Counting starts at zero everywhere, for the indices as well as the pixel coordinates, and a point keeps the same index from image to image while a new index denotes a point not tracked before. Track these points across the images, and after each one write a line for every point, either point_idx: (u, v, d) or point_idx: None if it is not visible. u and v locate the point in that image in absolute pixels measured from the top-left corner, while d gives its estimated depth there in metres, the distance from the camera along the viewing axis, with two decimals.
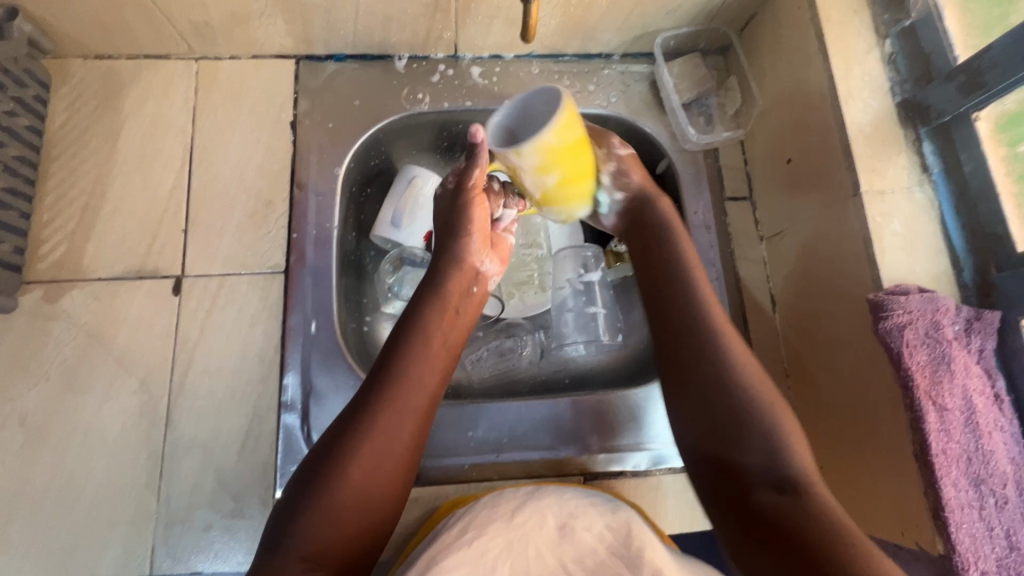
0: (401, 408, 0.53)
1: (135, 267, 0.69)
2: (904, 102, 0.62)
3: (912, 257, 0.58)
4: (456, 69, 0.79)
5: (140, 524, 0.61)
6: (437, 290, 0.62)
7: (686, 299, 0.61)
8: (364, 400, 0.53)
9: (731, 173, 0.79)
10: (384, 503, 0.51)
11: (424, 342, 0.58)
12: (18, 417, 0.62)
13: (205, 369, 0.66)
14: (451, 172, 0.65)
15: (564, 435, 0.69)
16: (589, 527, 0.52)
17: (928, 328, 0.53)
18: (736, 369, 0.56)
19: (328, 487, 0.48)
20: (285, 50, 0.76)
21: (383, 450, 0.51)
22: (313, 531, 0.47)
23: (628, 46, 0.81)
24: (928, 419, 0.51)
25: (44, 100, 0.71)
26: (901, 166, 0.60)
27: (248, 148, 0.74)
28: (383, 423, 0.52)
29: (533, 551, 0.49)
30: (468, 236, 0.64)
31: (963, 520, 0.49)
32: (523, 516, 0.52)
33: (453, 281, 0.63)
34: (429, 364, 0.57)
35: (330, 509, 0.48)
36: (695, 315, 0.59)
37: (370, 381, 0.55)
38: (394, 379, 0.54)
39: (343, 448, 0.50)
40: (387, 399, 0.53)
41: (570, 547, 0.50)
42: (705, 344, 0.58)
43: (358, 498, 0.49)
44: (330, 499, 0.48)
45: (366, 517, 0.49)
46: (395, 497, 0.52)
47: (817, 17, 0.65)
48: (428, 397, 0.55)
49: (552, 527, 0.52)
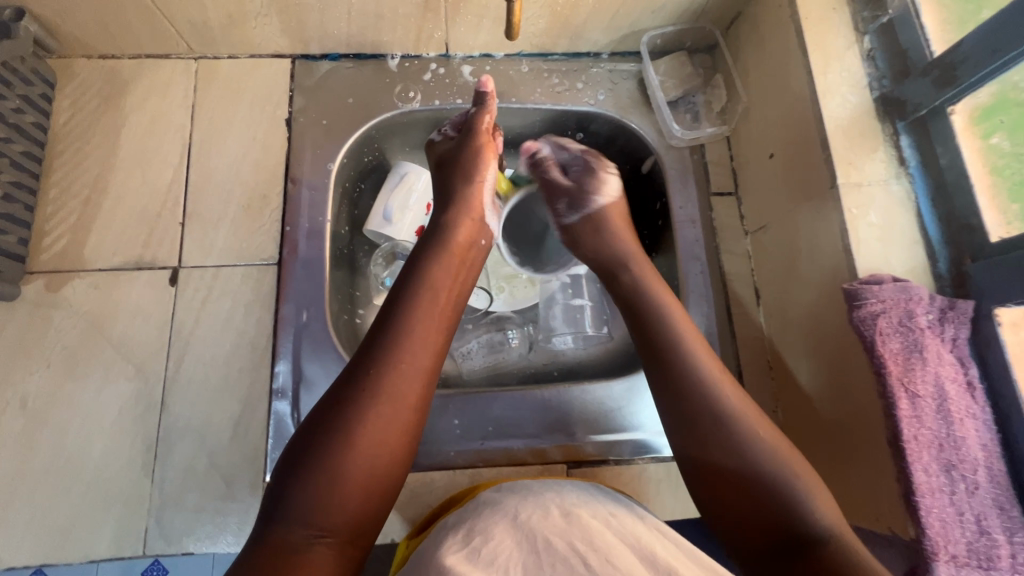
0: (404, 370, 0.53)
1: (134, 258, 0.71)
2: (882, 97, 0.63)
3: (887, 248, 0.59)
4: (447, 68, 0.81)
5: (134, 506, 0.63)
6: (439, 246, 0.63)
7: (657, 315, 0.60)
8: (365, 365, 0.53)
9: (717, 168, 0.81)
10: (389, 467, 0.51)
11: (427, 301, 0.58)
12: (20, 401, 0.65)
13: (199, 357, 0.68)
14: (447, 125, 0.76)
15: (549, 425, 0.70)
16: (595, 515, 0.51)
17: (901, 317, 0.54)
18: (721, 391, 0.54)
19: (332, 453, 0.49)
20: (282, 49, 0.78)
21: (387, 414, 0.51)
22: (318, 497, 0.48)
23: (616, 45, 0.82)
24: (899, 405, 0.52)
25: (49, 98, 0.74)
26: (878, 159, 0.61)
27: (245, 144, 0.76)
28: (389, 386, 0.52)
29: (542, 543, 0.48)
30: (476, 182, 0.69)
31: (933, 504, 0.50)
32: (527, 513, 0.51)
33: (458, 236, 0.65)
34: (430, 323, 0.57)
35: (335, 473, 0.48)
36: (672, 335, 0.58)
37: (370, 345, 0.55)
38: (396, 342, 0.54)
39: (345, 413, 0.50)
40: (390, 362, 0.53)
41: (579, 532, 0.49)
42: (684, 366, 0.56)
43: (364, 463, 0.49)
44: (335, 464, 0.48)
45: (372, 482, 0.50)
46: (400, 463, 0.52)
47: (797, 14, 0.66)
48: (429, 357, 0.56)
49: (558, 516, 0.50)
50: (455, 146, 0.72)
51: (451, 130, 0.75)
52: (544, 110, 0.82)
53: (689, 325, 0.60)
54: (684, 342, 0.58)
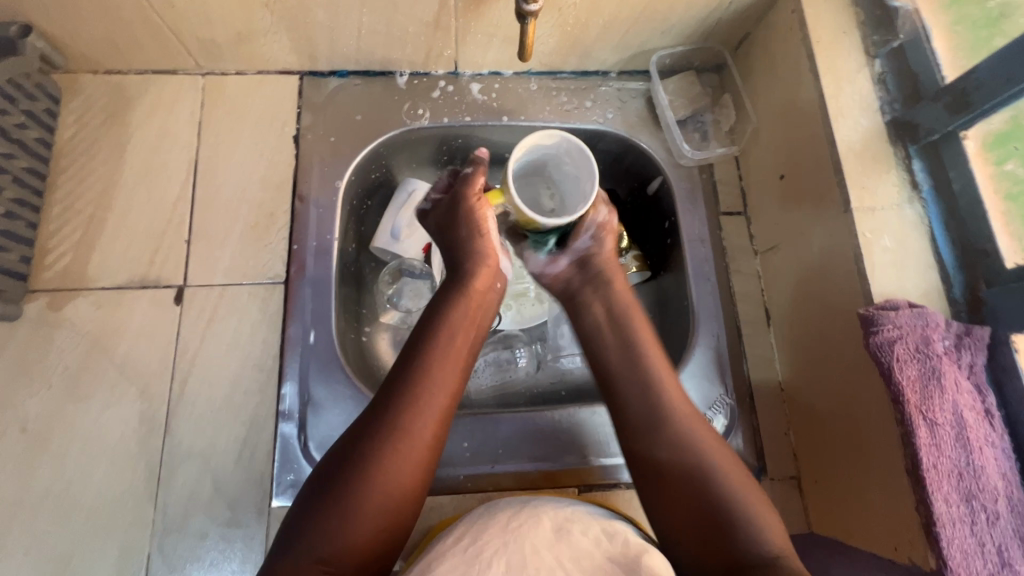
0: (426, 408, 0.53)
1: (139, 276, 0.70)
2: (893, 120, 0.63)
3: (901, 273, 0.58)
4: (456, 86, 0.81)
5: (136, 532, 0.62)
6: (461, 285, 0.62)
7: (657, 408, 0.57)
8: (387, 401, 0.53)
9: (726, 188, 0.81)
10: (405, 507, 0.50)
11: (447, 339, 0.58)
12: (19, 423, 0.63)
13: (204, 377, 0.67)
14: (435, 189, 0.70)
15: (559, 447, 0.69)
16: (585, 531, 0.50)
17: (918, 343, 0.53)
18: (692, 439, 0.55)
19: (349, 489, 0.48)
20: (290, 66, 0.77)
21: (406, 451, 0.51)
22: (328, 531, 0.46)
23: (625, 64, 0.82)
24: (918, 434, 0.52)
25: (53, 113, 0.73)
26: (890, 183, 0.61)
27: (252, 161, 0.76)
28: (408, 420, 0.52)
29: (529, 549, 0.47)
30: (480, 224, 0.64)
31: (954, 535, 0.50)
32: (518, 521, 0.50)
33: (481, 277, 0.64)
34: (452, 357, 0.57)
35: (350, 508, 0.47)
36: (671, 431, 0.55)
37: (392, 382, 0.55)
38: (417, 380, 0.54)
39: (364, 450, 0.50)
40: (410, 400, 0.52)
41: (567, 546, 0.48)
42: (660, 425, 0.56)
43: (380, 501, 0.48)
44: (351, 501, 0.48)
45: (386, 521, 0.49)
46: (415, 495, 0.51)
47: (808, 38, 0.66)
48: (450, 397, 0.55)
49: (549, 529, 0.50)
50: (449, 204, 0.67)
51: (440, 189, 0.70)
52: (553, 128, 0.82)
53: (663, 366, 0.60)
54: (657, 382, 0.58)
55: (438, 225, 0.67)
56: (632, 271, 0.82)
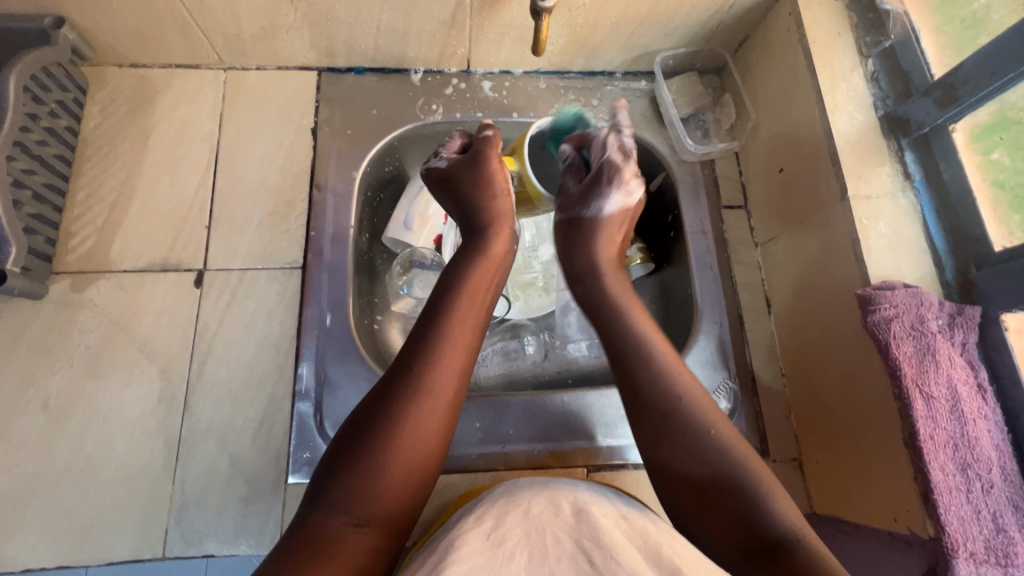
0: (444, 366, 0.56)
1: (160, 260, 0.72)
2: (886, 115, 0.66)
3: (897, 258, 0.61)
4: (468, 83, 0.84)
5: (155, 507, 0.63)
6: (474, 255, 0.66)
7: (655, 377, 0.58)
8: (408, 362, 0.56)
9: (727, 182, 0.84)
10: (428, 464, 0.52)
11: (464, 305, 0.61)
12: (42, 400, 0.65)
13: (222, 358, 0.69)
14: (448, 148, 0.73)
15: (567, 429, 0.71)
16: (605, 514, 0.51)
17: (914, 321, 0.56)
18: (693, 407, 0.56)
19: (375, 443, 0.50)
20: (309, 62, 0.81)
21: (428, 406, 0.53)
22: (355, 486, 0.49)
23: (630, 65, 0.86)
24: (915, 407, 0.54)
25: (80, 103, 0.76)
26: (885, 173, 0.64)
27: (271, 152, 0.78)
28: (427, 380, 0.54)
29: (550, 537, 0.48)
30: (497, 193, 0.69)
31: (951, 502, 0.52)
32: (539, 508, 0.51)
33: (491, 249, 0.67)
34: (466, 324, 0.60)
35: (376, 464, 0.50)
36: (683, 415, 0.55)
37: (411, 346, 0.57)
38: (435, 344, 0.57)
39: (388, 407, 0.52)
40: (430, 360, 0.55)
41: (588, 530, 0.48)
42: (662, 393, 0.57)
43: (405, 454, 0.51)
44: (377, 455, 0.50)
45: (411, 473, 0.51)
46: (438, 453, 0.54)
47: (805, 38, 0.70)
48: (466, 357, 0.58)
49: (568, 514, 0.51)
50: (457, 163, 0.70)
51: (449, 151, 0.73)
52: None
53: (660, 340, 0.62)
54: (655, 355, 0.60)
55: (439, 182, 0.71)
56: (636, 262, 0.84)
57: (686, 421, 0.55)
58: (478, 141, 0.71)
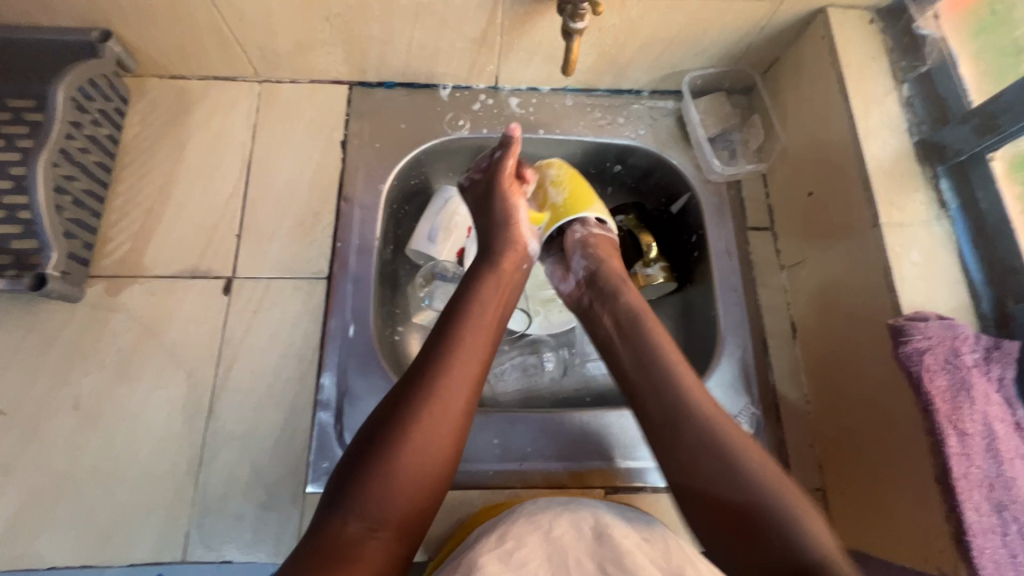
0: (457, 374, 0.56)
1: (191, 267, 0.74)
2: (921, 142, 0.65)
3: (929, 287, 0.60)
4: (495, 99, 0.85)
5: (177, 509, 0.64)
6: (491, 266, 0.66)
7: (675, 396, 0.59)
8: (421, 370, 0.56)
9: (753, 204, 0.83)
10: (440, 471, 0.53)
11: (478, 315, 0.61)
12: (74, 399, 0.67)
13: (247, 365, 0.70)
14: (474, 168, 0.74)
15: (587, 449, 0.70)
16: (627, 536, 0.52)
17: (947, 354, 0.54)
18: (709, 420, 0.57)
19: (388, 450, 0.51)
20: (341, 76, 0.82)
21: (439, 414, 0.53)
22: (370, 493, 0.49)
23: (657, 83, 0.85)
24: (949, 443, 0.52)
25: (122, 112, 0.78)
26: (919, 201, 0.63)
27: (301, 163, 0.80)
28: (439, 388, 0.54)
29: (573, 562, 0.49)
30: (514, 219, 0.70)
31: (986, 545, 0.50)
32: (560, 529, 0.52)
33: (505, 258, 0.67)
34: (480, 331, 0.60)
35: (389, 471, 0.50)
36: (709, 423, 0.57)
37: (424, 356, 0.57)
38: (448, 351, 0.57)
39: (400, 414, 0.53)
40: (442, 370, 0.55)
41: (610, 553, 0.49)
42: (684, 406, 0.58)
43: (416, 464, 0.51)
44: (390, 462, 0.50)
45: (422, 482, 0.51)
46: (450, 461, 0.54)
47: (838, 61, 0.69)
48: (478, 365, 0.58)
49: (590, 535, 0.51)
50: (481, 181, 0.72)
51: (482, 171, 0.73)
52: (585, 142, 0.85)
53: (674, 352, 0.63)
54: (674, 370, 0.61)
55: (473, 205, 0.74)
56: (658, 281, 0.84)
57: (704, 434, 0.56)
58: (495, 158, 0.71)
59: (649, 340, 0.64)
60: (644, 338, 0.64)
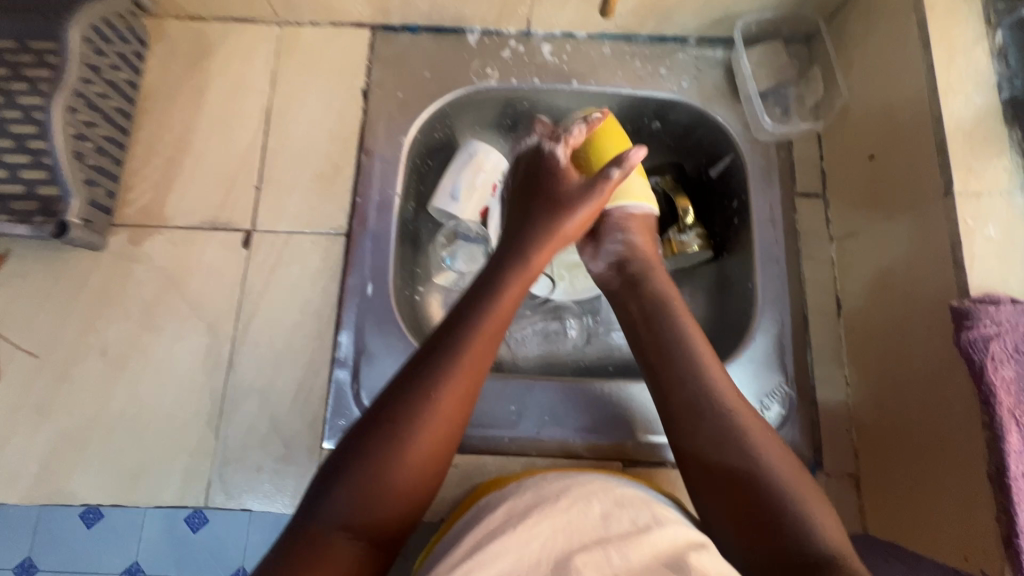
0: (456, 382, 0.52)
1: (210, 218, 0.73)
2: (1012, 99, 0.57)
3: (1005, 265, 0.53)
4: (527, 46, 0.78)
5: (199, 457, 0.65)
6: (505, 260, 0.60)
7: (704, 393, 0.56)
8: (417, 374, 0.52)
9: (804, 167, 0.76)
10: (428, 481, 0.50)
11: (484, 316, 0.56)
12: (101, 346, 0.68)
13: (266, 320, 0.70)
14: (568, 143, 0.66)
15: (607, 422, 0.68)
16: (636, 507, 0.48)
17: (1018, 342, 0.48)
18: (733, 417, 0.55)
19: (379, 458, 0.48)
20: (363, 19, 0.77)
21: (435, 425, 0.50)
22: (353, 500, 0.46)
23: (705, 30, 0.77)
24: (1009, 440, 0.48)
25: (141, 56, 0.76)
26: (1001, 167, 0.55)
27: (321, 112, 0.77)
28: (438, 397, 0.50)
29: (576, 539, 0.45)
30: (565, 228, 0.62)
31: None
32: (569, 500, 0.48)
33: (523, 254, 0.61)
34: (484, 336, 0.55)
35: (376, 480, 0.47)
36: (730, 421, 0.54)
37: (425, 355, 0.53)
38: (450, 356, 0.52)
39: (395, 420, 0.49)
40: (441, 378, 0.51)
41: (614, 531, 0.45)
42: (710, 404, 0.55)
43: (406, 474, 0.48)
44: (378, 471, 0.47)
45: (409, 494, 0.48)
46: (439, 471, 0.51)
47: (921, 3, 0.60)
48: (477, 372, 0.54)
49: (597, 513, 0.47)
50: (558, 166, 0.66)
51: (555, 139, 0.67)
52: (622, 95, 0.78)
53: (704, 341, 0.60)
54: (699, 361, 0.58)
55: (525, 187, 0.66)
56: (691, 249, 0.79)
57: (723, 429, 0.54)
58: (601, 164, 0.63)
59: (682, 337, 0.60)
60: (676, 335, 0.60)
